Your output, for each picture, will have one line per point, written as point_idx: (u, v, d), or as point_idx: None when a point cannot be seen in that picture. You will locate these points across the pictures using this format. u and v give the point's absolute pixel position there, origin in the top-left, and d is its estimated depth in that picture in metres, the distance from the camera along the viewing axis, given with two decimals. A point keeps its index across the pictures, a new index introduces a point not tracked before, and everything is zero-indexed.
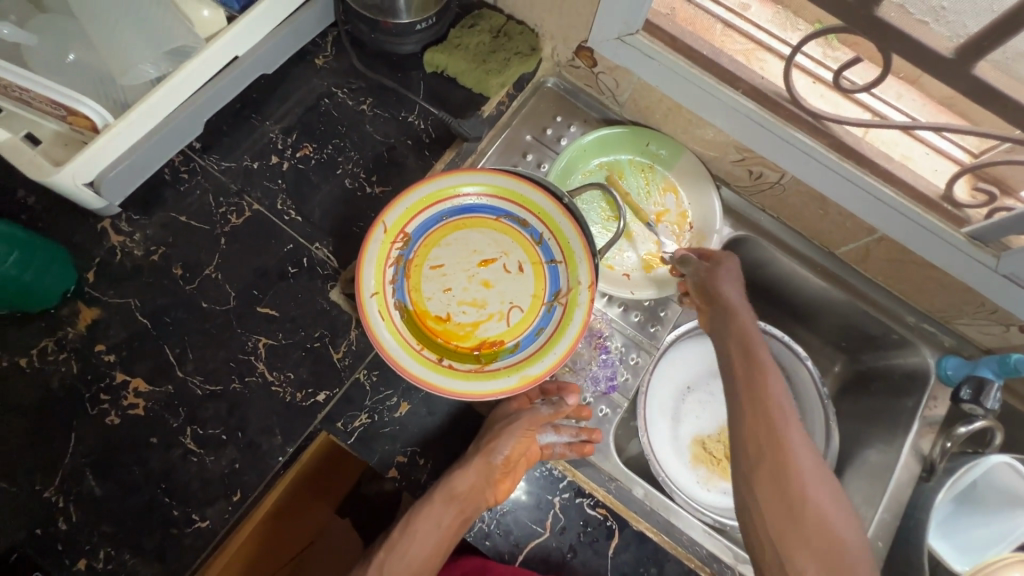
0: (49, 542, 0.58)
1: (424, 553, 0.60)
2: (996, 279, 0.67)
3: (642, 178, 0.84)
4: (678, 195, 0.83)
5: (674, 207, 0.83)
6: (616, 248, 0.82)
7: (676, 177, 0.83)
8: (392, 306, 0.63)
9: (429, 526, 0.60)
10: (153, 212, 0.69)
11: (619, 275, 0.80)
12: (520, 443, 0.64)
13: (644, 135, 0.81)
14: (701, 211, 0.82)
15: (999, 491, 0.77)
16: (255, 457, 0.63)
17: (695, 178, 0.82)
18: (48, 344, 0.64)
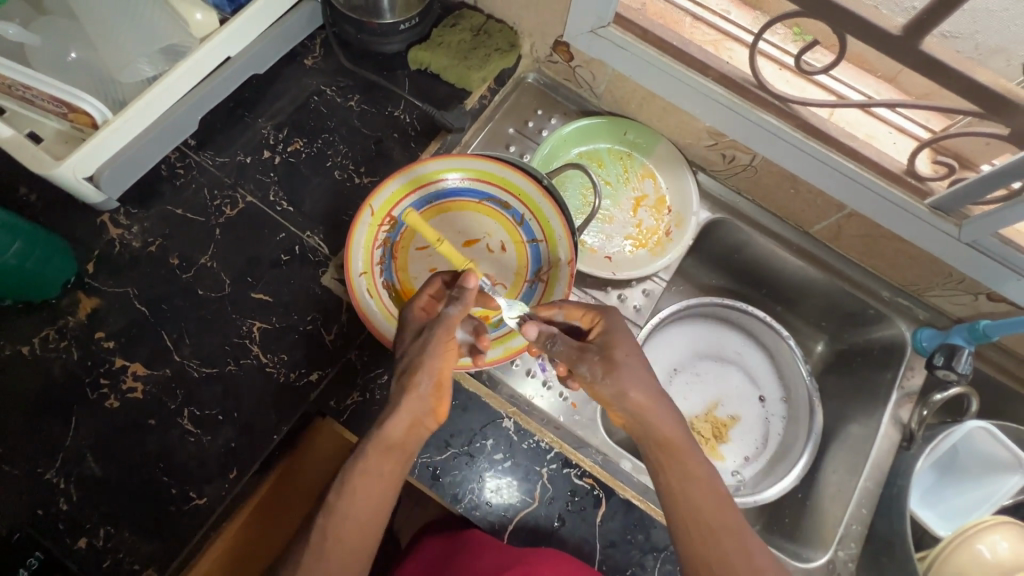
0: (50, 522, 0.60)
1: (372, 505, 0.54)
2: (960, 248, 0.70)
3: (621, 165, 0.87)
4: (656, 180, 0.87)
5: (653, 192, 0.87)
6: (598, 232, 0.86)
7: (653, 164, 0.87)
8: (380, 285, 0.67)
9: (368, 481, 0.54)
10: (151, 206, 0.72)
11: (602, 257, 0.84)
12: (446, 363, 0.57)
13: (621, 125, 0.85)
14: (680, 195, 0.85)
15: (980, 456, 0.78)
16: (250, 436, 0.64)
17: (672, 164, 0.85)
18: (50, 332, 0.66)
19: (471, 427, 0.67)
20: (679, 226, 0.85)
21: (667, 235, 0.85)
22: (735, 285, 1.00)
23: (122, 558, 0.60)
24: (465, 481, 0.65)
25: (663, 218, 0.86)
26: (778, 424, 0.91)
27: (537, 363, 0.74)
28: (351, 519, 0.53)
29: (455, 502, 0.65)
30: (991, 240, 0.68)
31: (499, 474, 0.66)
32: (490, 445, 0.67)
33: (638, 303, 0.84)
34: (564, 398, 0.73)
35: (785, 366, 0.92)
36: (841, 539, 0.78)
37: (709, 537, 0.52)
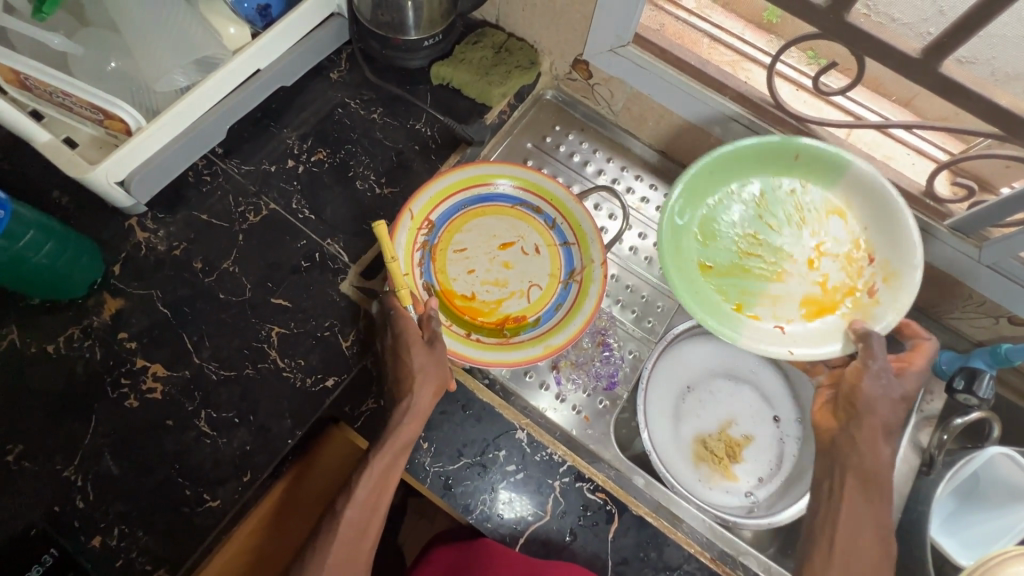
0: (66, 519, 0.60)
1: (374, 494, 0.58)
2: (981, 270, 0.70)
3: (794, 201, 0.69)
4: (847, 220, 0.67)
5: (841, 237, 0.67)
6: (765, 292, 0.69)
7: (842, 198, 0.67)
8: (421, 286, 0.70)
9: (384, 472, 0.59)
10: (177, 211, 0.74)
11: (769, 327, 0.67)
12: (439, 372, 0.62)
13: (791, 148, 0.66)
14: (885, 238, 0.65)
15: (1003, 485, 0.77)
16: (266, 440, 0.65)
17: (871, 199, 0.65)
18: (74, 331, 0.67)
19: (484, 437, 0.67)
20: (888, 283, 0.64)
21: (869, 295, 0.65)
22: None
23: (134, 558, 0.60)
24: (477, 490, 0.65)
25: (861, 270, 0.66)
26: (794, 445, 0.88)
27: (552, 376, 0.76)
28: (355, 502, 0.57)
29: (466, 513, 0.64)
30: (1012, 262, 0.67)
31: (509, 483, 0.65)
32: (503, 455, 0.66)
33: (652, 318, 0.83)
34: (577, 410, 0.75)
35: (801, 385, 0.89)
36: None
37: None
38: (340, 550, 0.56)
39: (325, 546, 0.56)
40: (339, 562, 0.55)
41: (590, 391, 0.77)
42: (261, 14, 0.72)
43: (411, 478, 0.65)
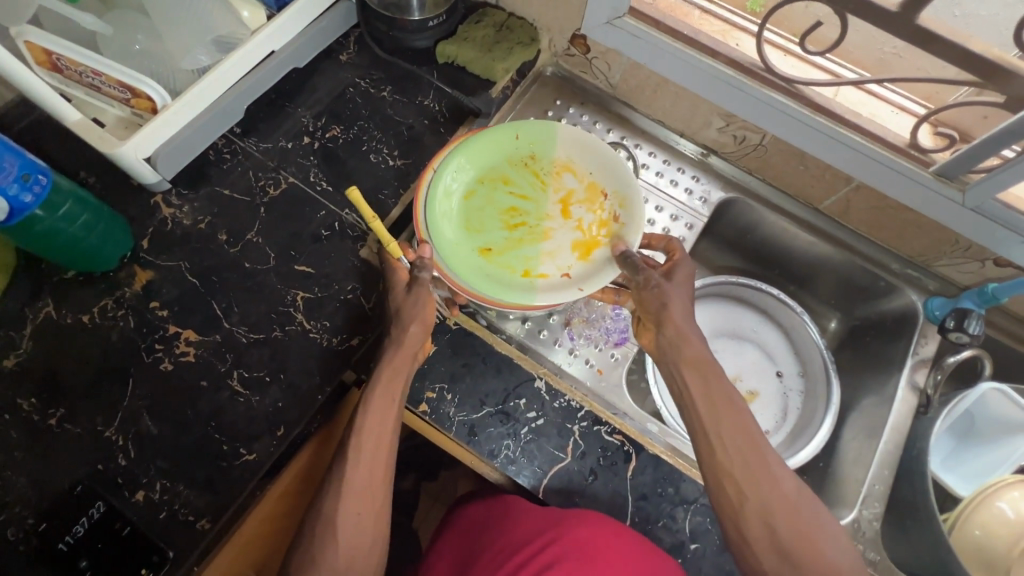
0: (109, 475, 0.63)
1: (377, 421, 0.61)
2: (964, 213, 0.74)
3: (529, 170, 0.75)
4: (576, 171, 0.74)
5: (580, 185, 0.74)
6: (540, 253, 0.72)
7: (564, 155, 0.75)
8: None
9: (383, 399, 0.62)
10: (200, 187, 0.77)
11: (556, 280, 0.70)
12: (424, 311, 0.65)
13: (508, 127, 0.74)
14: (608, 173, 0.73)
15: (997, 419, 0.82)
16: (297, 397, 0.68)
17: (583, 148, 0.74)
18: (108, 302, 0.70)
19: (506, 387, 0.70)
20: (625, 206, 0.71)
21: (616, 221, 0.72)
22: (749, 266, 1.04)
23: (176, 510, 0.62)
24: (501, 437, 0.68)
25: (603, 205, 0.73)
26: (796, 398, 0.96)
27: (564, 333, 0.79)
28: (364, 430, 0.61)
29: (491, 458, 0.67)
30: (993, 203, 0.72)
31: (532, 429, 0.69)
32: (524, 403, 0.70)
33: None
34: (590, 364, 0.78)
35: (800, 340, 0.97)
36: (865, 499, 0.79)
37: (727, 452, 0.61)
38: (355, 477, 0.59)
39: (340, 472, 0.59)
40: (357, 488, 0.59)
41: (602, 346, 0.79)
42: None
43: (437, 428, 0.69)
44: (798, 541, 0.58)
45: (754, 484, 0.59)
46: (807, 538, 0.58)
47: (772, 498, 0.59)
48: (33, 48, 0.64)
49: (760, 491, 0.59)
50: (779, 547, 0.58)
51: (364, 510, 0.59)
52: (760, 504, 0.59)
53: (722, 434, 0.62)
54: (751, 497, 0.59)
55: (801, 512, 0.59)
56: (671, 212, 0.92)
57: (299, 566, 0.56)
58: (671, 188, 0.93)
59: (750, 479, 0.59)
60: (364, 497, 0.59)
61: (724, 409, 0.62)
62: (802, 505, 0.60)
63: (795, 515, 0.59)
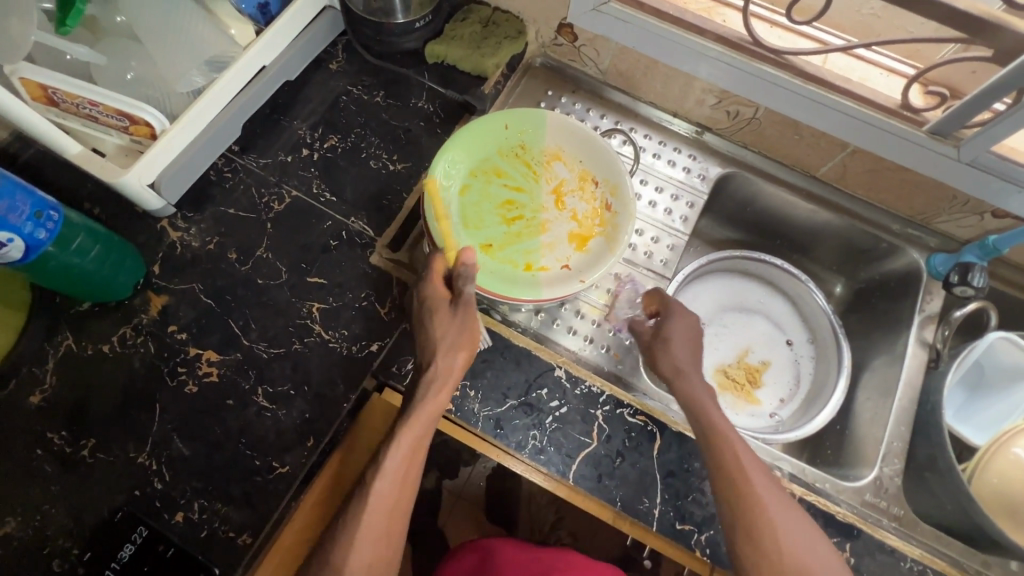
0: (147, 499, 0.64)
1: (407, 464, 0.60)
2: (962, 168, 0.75)
3: (520, 161, 0.75)
4: (566, 161, 0.75)
5: (571, 174, 0.75)
6: (539, 245, 0.72)
7: (554, 144, 0.75)
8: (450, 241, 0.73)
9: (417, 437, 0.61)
10: (205, 209, 0.78)
11: (557, 272, 0.70)
12: (459, 335, 0.64)
13: (496, 118, 0.73)
14: (597, 161, 0.74)
15: (1005, 367, 0.84)
16: (323, 406, 0.69)
17: (572, 136, 0.74)
18: (126, 330, 0.71)
19: (527, 379, 0.71)
20: (617, 194, 0.72)
21: (609, 210, 0.73)
22: (752, 239, 1.05)
23: (216, 527, 0.63)
24: (527, 427, 0.69)
25: (595, 194, 0.73)
26: (808, 363, 0.98)
27: (577, 320, 0.80)
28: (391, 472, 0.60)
29: (519, 449, 0.68)
30: (988, 156, 0.73)
31: (556, 418, 0.70)
32: (546, 393, 0.71)
33: (663, 256, 0.88)
34: (606, 349, 0.79)
35: (807, 308, 1.00)
36: (885, 456, 0.80)
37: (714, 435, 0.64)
38: (373, 519, 0.58)
39: (358, 512, 0.58)
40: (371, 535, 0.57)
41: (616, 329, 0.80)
42: (262, 12, 0.75)
43: (463, 425, 0.69)
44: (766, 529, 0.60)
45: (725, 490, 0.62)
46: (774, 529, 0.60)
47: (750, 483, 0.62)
48: (29, 85, 0.64)
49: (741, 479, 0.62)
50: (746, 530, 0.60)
51: (376, 557, 0.57)
52: (737, 508, 0.61)
53: (703, 448, 0.65)
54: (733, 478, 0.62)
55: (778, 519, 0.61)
56: (671, 192, 0.92)
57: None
58: (668, 168, 0.93)
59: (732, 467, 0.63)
60: (379, 544, 0.58)
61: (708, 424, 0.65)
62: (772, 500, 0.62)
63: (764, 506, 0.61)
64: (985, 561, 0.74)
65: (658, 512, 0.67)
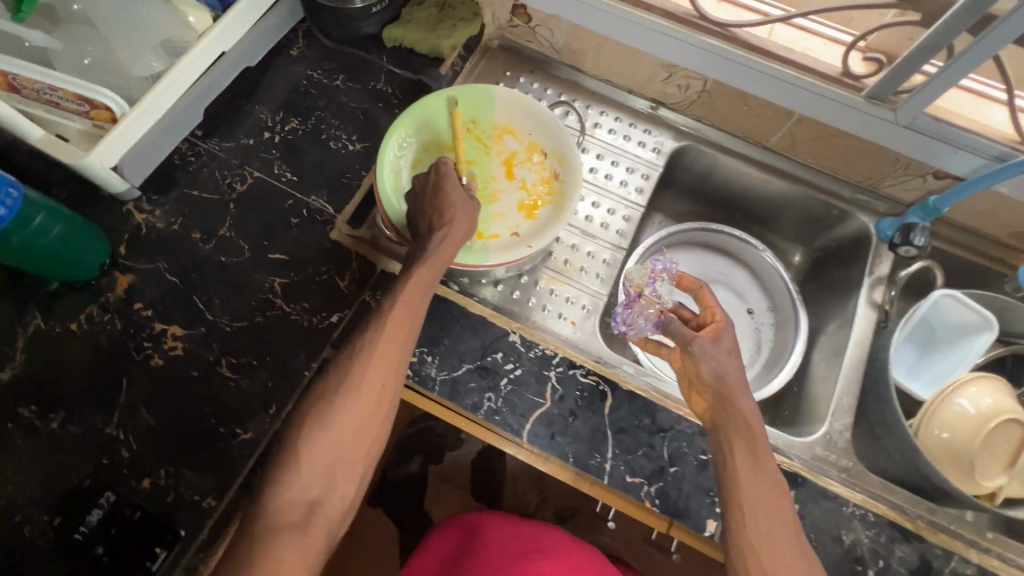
0: (115, 467, 0.66)
1: (414, 307, 0.63)
2: (899, 132, 0.78)
3: (472, 135, 0.77)
4: (517, 134, 0.77)
5: (522, 146, 0.77)
6: (491, 213, 0.75)
7: (504, 118, 0.77)
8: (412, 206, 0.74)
9: (425, 277, 0.64)
10: (169, 191, 0.80)
11: (507, 238, 0.73)
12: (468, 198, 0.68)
13: (449, 92, 0.76)
14: (546, 133, 0.76)
15: (953, 325, 0.86)
16: (284, 375, 0.71)
17: (521, 110, 0.77)
18: (94, 308, 0.73)
19: (483, 343, 0.74)
20: (564, 164, 0.75)
21: (558, 180, 0.76)
22: (713, 212, 1.07)
23: (182, 491, 0.66)
24: (482, 390, 0.72)
25: (545, 164, 0.76)
26: (769, 330, 1.00)
27: (535, 290, 0.84)
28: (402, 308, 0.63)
29: (475, 411, 0.71)
30: (922, 118, 0.75)
31: (511, 380, 0.72)
32: (501, 357, 0.73)
33: (619, 226, 0.90)
34: (564, 317, 0.82)
35: (767, 276, 1.02)
36: (835, 412, 0.83)
37: (741, 429, 0.65)
38: (384, 349, 0.61)
39: (368, 340, 0.61)
40: (381, 365, 0.61)
41: (575, 297, 0.84)
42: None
43: (421, 389, 0.72)
44: (772, 528, 0.60)
45: (728, 489, 0.62)
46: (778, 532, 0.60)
47: (767, 485, 0.62)
48: None
49: (759, 476, 0.63)
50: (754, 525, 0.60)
51: (383, 386, 0.61)
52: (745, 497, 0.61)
53: (728, 432, 0.66)
54: (751, 474, 0.63)
55: (772, 525, 0.60)
56: (627, 165, 0.94)
57: (312, 421, 0.59)
58: (625, 143, 0.95)
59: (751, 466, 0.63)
60: (388, 372, 0.61)
61: (743, 423, 0.65)
62: (780, 506, 0.62)
63: (773, 508, 0.61)
64: (932, 509, 0.74)
65: (609, 467, 0.69)
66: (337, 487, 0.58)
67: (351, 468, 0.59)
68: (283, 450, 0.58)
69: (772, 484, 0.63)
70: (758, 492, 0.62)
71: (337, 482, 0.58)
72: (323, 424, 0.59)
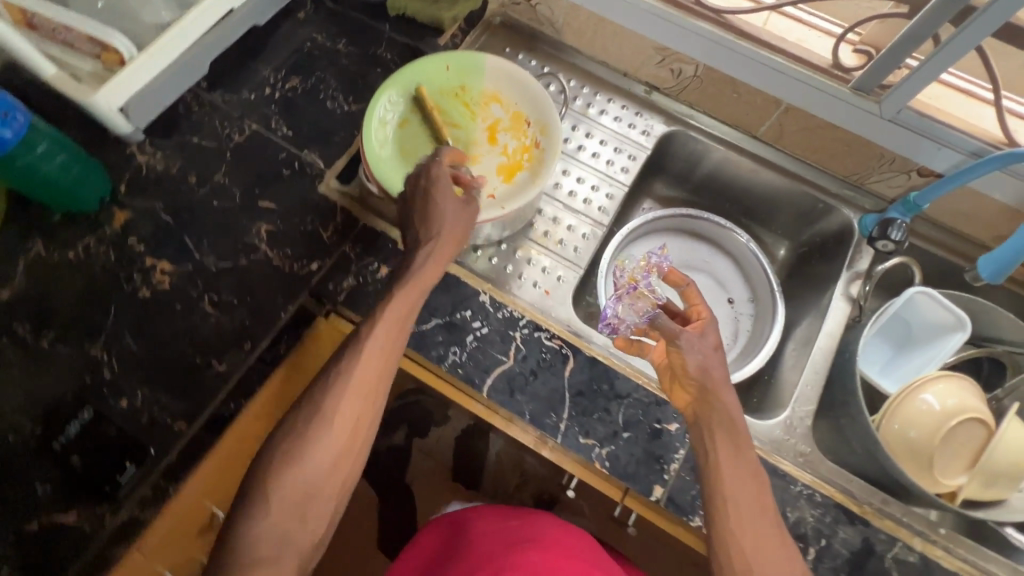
0: (96, 386, 0.70)
1: (392, 335, 0.63)
2: (883, 125, 0.78)
3: (459, 100, 0.79)
4: (503, 103, 0.80)
5: (506, 114, 0.79)
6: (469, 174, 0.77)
7: (492, 86, 0.80)
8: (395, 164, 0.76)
9: (403, 306, 0.64)
10: (171, 137, 0.84)
11: (483, 199, 0.75)
12: (457, 218, 0.67)
13: (441, 59, 0.79)
14: (531, 103, 0.79)
15: (929, 324, 0.86)
16: (262, 314, 0.75)
17: (509, 80, 0.79)
18: (91, 240, 0.77)
19: (454, 301, 0.76)
20: (546, 133, 0.77)
21: (538, 148, 0.78)
22: (702, 202, 1.08)
23: (156, 413, 0.70)
24: (448, 344, 0.74)
25: (526, 133, 0.78)
26: (747, 321, 1.01)
27: (513, 258, 0.86)
28: (379, 339, 0.62)
29: (439, 363, 0.73)
30: (907, 112, 0.76)
31: (477, 337, 0.75)
32: (469, 315, 0.76)
33: (601, 203, 0.92)
34: (538, 287, 0.85)
35: (749, 267, 1.02)
36: (799, 399, 0.84)
37: (722, 424, 0.63)
38: (360, 376, 0.60)
39: (343, 371, 0.60)
40: (356, 396, 0.60)
41: (552, 267, 0.87)
42: None
43: None
44: (754, 524, 0.58)
45: (710, 487, 0.61)
46: (763, 530, 0.59)
47: (747, 480, 0.61)
48: (10, 8, 0.73)
49: (741, 472, 0.61)
50: (737, 520, 0.58)
51: (359, 419, 0.60)
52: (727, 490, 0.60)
53: (711, 427, 0.64)
54: (733, 468, 0.61)
55: (753, 521, 0.59)
56: (615, 145, 0.96)
57: (287, 454, 0.57)
58: (615, 124, 0.97)
59: (733, 461, 0.61)
60: (365, 402, 0.60)
61: (726, 417, 0.64)
62: (764, 503, 0.60)
63: (755, 503, 0.60)
64: (885, 499, 0.74)
65: (563, 426, 0.71)
66: (311, 523, 0.57)
67: (324, 502, 0.58)
68: (255, 481, 0.57)
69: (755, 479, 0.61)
70: (738, 486, 0.60)
71: (309, 517, 0.57)
72: (297, 459, 0.57)
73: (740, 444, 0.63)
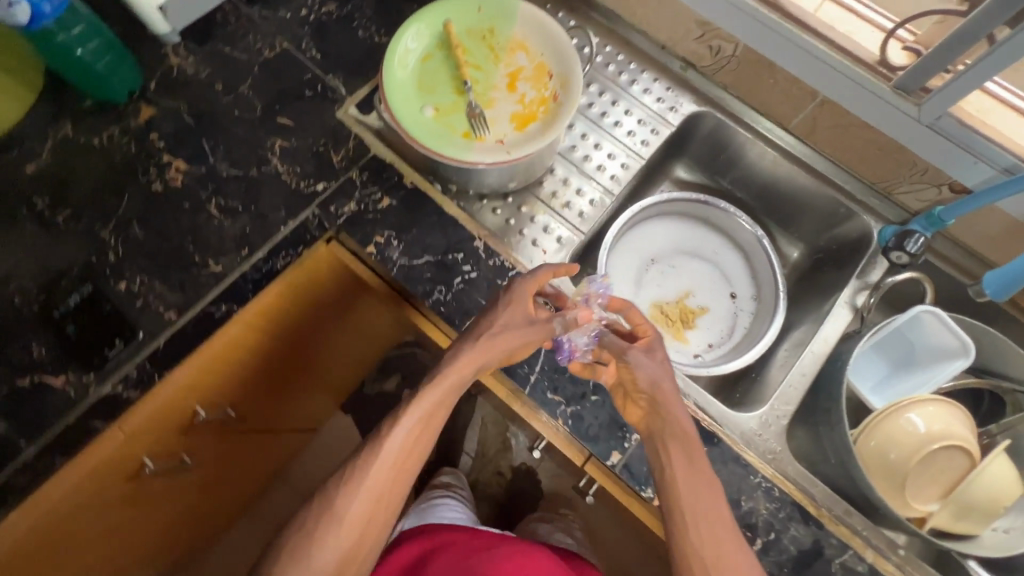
0: (100, 266, 0.74)
1: (422, 432, 0.64)
2: (921, 131, 0.74)
3: (485, 43, 0.79)
4: (529, 52, 0.79)
5: (530, 64, 0.79)
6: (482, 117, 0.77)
7: (521, 34, 0.79)
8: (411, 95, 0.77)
9: (437, 401, 0.64)
10: (205, 43, 0.86)
11: (491, 143, 0.75)
12: (511, 323, 0.67)
13: None
14: (556, 56, 0.78)
15: (932, 347, 0.83)
16: (263, 224, 0.77)
17: (538, 29, 0.78)
18: (116, 130, 0.80)
19: (448, 241, 0.77)
20: (565, 87, 0.77)
21: (556, 101, 0.77)
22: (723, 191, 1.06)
23: (150, 300, 0.73)
24: (435, 281, 0.75)
25: (546, 84, 0.77)
26: (746, 318, 0.99)
27: (516, 211, 0.86)
28: (410, 430, 0.63)
29: (424, 298, 0.75)
30: (948, 119, 0.72)
31: (464, 280, 0.76)
32: (461, 257, 0.77)
33: (615, 173, 0.91)
34: (536, 244, 0.84)
35: (758, 263, 1.00)
36: (780, 398, 0.82)
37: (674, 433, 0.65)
38: (382, 470, 0.61)
39: (368, 458, 0.61)
40: (383, 478, 0.61)
41: (554, 227, 0.86)
42: None
43: (381, 269, 0.77)
44: (709, 530, 0.60)
45: (665, 494, 0.63)
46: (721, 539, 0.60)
47: (704, 487, 0.62)
48: None
49: (697, 477, 0.63)
50: (693, 523, 0.61)
51: (378, 508, 0.61)
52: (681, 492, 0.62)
53: (663, 438, 0.65)
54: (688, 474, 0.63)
55: (708, 527, 0.61)
56: (640, 117, 0.94)
57: (292, 558, 0.58)
58: (644, 95, 0.95)
59: (687, 467, 0.63)
60: (390, 489, 0.61)
61: (677, 427, 0.65)
62: (723, 510, 0.62)
63: (712, 509, 0.61)
64: (846, 508, 0.73)
65: (533, 379, 0.72)
66: None
67: None
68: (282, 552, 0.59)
69: (710, 485, 0.63)
70: (694, 492, 0.62)
71: None
72: (303, 557, 0.58)
73: (691, 452, 0.64)
